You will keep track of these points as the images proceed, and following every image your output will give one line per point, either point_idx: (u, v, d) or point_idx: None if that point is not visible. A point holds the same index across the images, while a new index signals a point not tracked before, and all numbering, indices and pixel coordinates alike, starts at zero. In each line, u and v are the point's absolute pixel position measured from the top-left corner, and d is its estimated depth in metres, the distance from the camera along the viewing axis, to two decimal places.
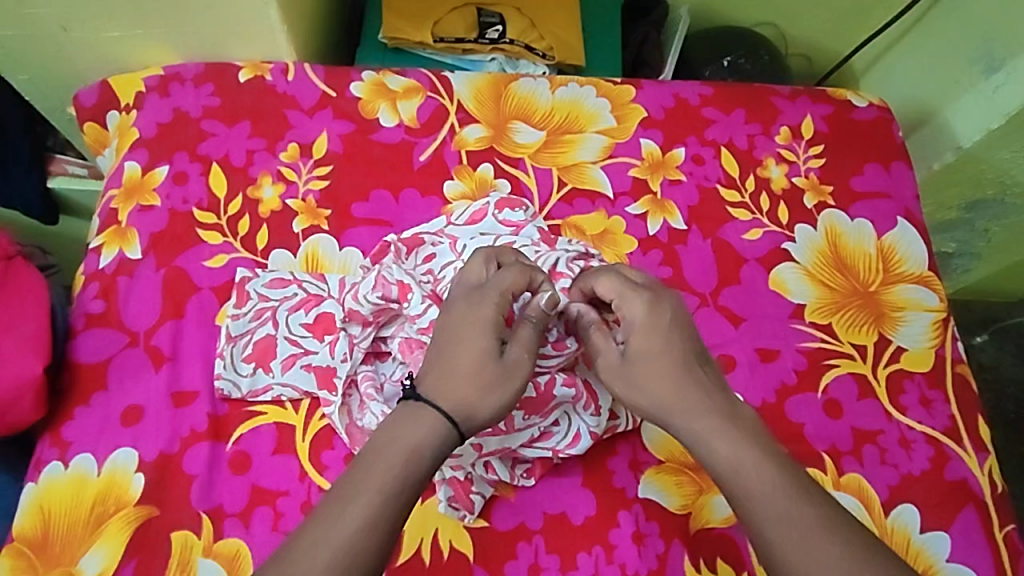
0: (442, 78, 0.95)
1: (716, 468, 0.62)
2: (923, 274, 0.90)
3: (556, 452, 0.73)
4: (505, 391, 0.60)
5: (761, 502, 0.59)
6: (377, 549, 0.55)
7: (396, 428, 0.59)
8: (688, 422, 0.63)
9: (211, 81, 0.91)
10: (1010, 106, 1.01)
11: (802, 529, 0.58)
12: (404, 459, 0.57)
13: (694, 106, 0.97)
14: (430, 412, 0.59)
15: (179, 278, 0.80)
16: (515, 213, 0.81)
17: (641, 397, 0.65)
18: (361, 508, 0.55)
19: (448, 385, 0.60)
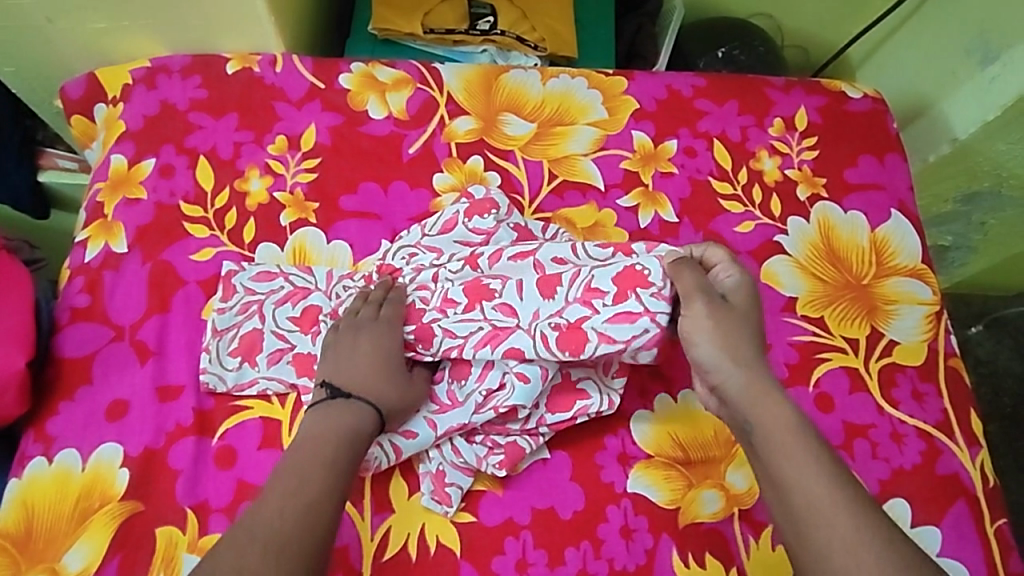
0: (433, 70, 0.94)
1: (768, 428, 0.64)
2: (917, 266, 0.90)
3: (500, 411, 0.72)
4: (411, 399, 0.71)
5: (810, 476, 0.61)
6: (330, 517, 0.61)
7: (331, 416, 0.66)
8: (755, 384, 0.66)
9: (198, 73, 0.90)
10: (1006, 97, 1.00)
11: (844, 512, 0.60)
12: (345, 440, 0.65)
13: (686, 98, 0.97)
14: (358, 406, 0.67)
15: (165, 272, 0.79)
16: (483, 220, 0.80)
17: (721, 345, 0.67)
18: (312, 480, 0.62)
19: (371, 389, 0.68)
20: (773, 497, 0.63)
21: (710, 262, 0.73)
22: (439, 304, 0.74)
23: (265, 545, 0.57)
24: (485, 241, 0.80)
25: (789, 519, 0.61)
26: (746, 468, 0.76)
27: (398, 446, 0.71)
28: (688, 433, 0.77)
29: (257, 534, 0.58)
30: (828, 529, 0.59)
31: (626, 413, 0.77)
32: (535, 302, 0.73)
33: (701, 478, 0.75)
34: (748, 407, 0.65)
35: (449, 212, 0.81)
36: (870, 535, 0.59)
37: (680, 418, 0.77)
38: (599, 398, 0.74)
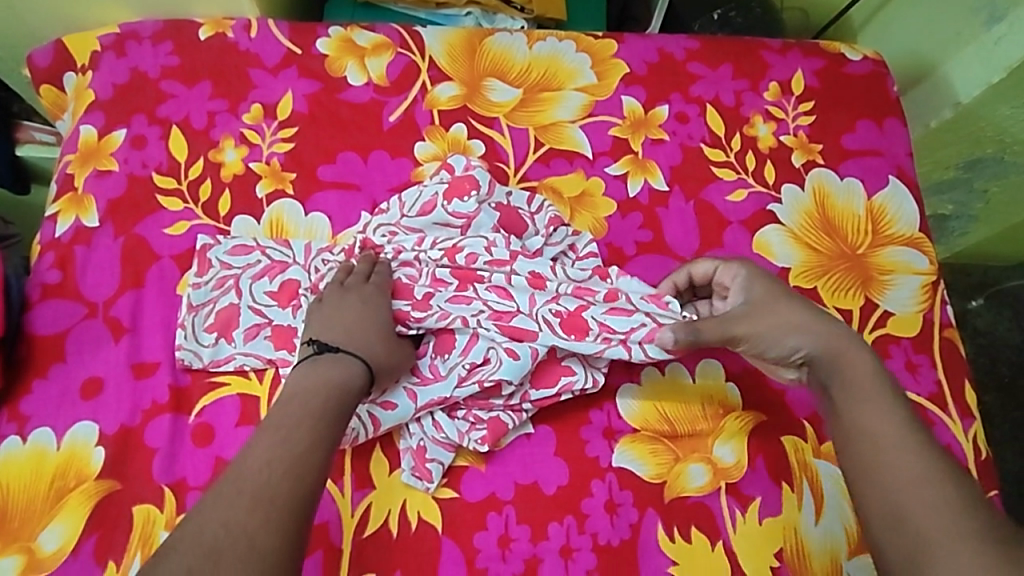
0: (414, 34, 0.90)
1: (853, 385, 0.66)
2: (914, 235, 0.87)
3: (484, 385, 0.70)
4: (397, 360, 0.69)
5: (886, 423, 0.64)
6: (319, 469, 0.59)
7: (320, 369, 0.64)
8: (835, 345, 0.68)
9: (169, 39, 0.86)
10: (1012, 58, 0.96)
11: (916, 455, 0.62)
12: (334, 392, 0.63)
13: (679, 61, 0.93)
14: (347, 359, 0.65)
15: (138, 247, 0.77)
16: (464, 204, 0.76)
17: (786, 330, 0.68)
18: (300, 433, 0.60)
19: (360, 344, 0.67)
20: (846, 443, 0.65)
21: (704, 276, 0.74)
22: (429, 283, 0.73)
23: (254, 498, 0.56)
24: (465, 225, 0.77)
25: (861, 462, 0.63)
26: (735, 441, 0.74)
27: (377, 418, 0.69)
28: (675, 406, 0.75)
29: (244, 489, 0.56)
30: (900, 470, 0.61)
31: (612, 387, 0.76)
32: (527, 292, 0.72)
33: (688, 452, 0.74)
34: (830, 364, 0.67)
35: (428, 194, 0.78)
36: (940, 477, 0.60)
37: (668, 391, 0.76)
38: (584, 375, 0.73)
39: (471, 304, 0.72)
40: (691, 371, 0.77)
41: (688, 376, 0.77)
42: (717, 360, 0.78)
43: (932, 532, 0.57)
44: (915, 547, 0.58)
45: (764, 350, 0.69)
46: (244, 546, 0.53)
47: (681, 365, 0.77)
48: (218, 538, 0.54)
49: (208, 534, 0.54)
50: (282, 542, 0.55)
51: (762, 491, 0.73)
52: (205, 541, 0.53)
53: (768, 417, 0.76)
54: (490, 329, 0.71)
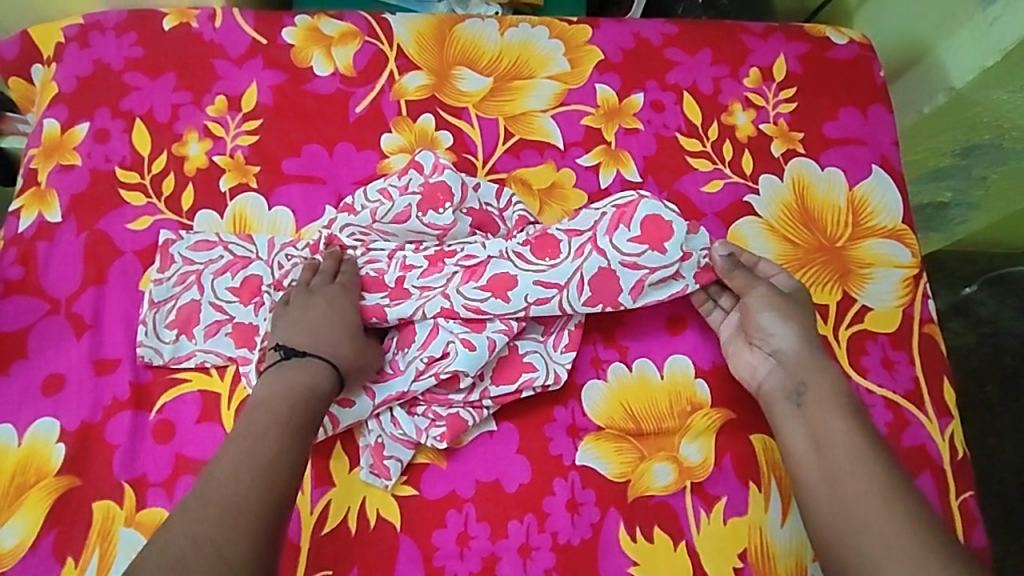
0: (382, 22, 0.88)
1: (813, 393, 0.69)
2: (897, 227, 0.84)
3: (441, 377, 0.70)
4: (368, 357, 0.69)
5: (849, 432, 0.66)
6: (288, 476, 0.59)
7: (288, 375, 0.64)
8: (800, 348, 0.71)
9: (133, 30, 0.85)
10: (1006, 41, 0.92)
11: (878, 469, 0.64)
12: (302, 396, 0.63)
13: (656, 47, 0.90)
14: (315, 363, 0.65)
15: (100, 242, 0.76)
16: (440, 216, 0.75)
17: (775, 320, 0.72)
18: (267, 441, 0.60)
19: (330, 342, 0.67)
20: (805, 455, 0.67)
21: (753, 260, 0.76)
22: (399, 270, 0.73)
23: (223, 509, 0.55)
24: (442, 236, 0.75)
25: (821, 474, 0.65)
26: (702, 439, 0.73)
27: (335, 417, 0.69)
28: (642, 404, 0.74)
29: (212, 499, 0.56)
30: (859, 483, 0.63)
31: (578, 383, 0.75)
32: (497, 243, 0.73)
33: (654, 450, 0.73)
34: (798, 368, 0.70)
35: (401, 204, 0.76)
36: (895, 489, 0.63)
37: (635, 388, 0.75)
38: (545, 371, 0.73)
39: (444, 272, 0.72)
40: (660, 368, 0.75)
41: (656, 373, 0.75)
42: (685, 356, 0.76)
43: (893, 540, 0.59)
44: (875, 553, 0.59)
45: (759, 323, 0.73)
46: (209, 552, 0.53)
47: (648, 361, 0.76)
48: (186, 549, 0.53)
49: (175, 548, 0.53)
50: (252, 551, 0.54)
51: (728, 491, 0.71)
52: (172, 553, 0.53)
53: (738, 415, 0.74)
54: (450, 324, 0.71)
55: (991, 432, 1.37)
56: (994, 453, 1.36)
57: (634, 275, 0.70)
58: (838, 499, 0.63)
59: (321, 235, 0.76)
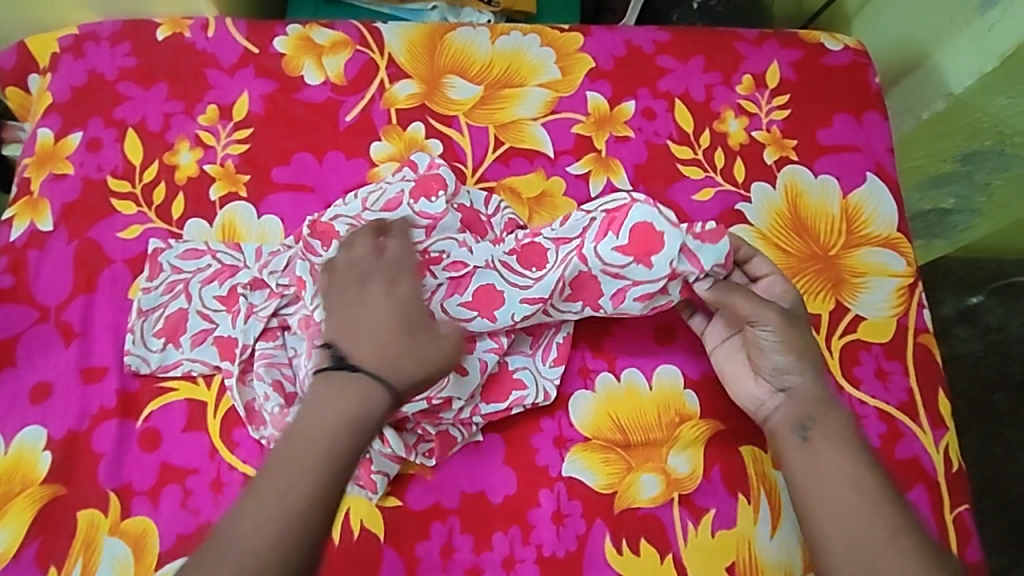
0: (374, 30, 0.89)
1: (824, 428, 0.66)
2: (892, 235, 0.83)
3: (434, 402, 0.68)
4: (437, 356, 0.61)
5: (862, 472, 0.64)
6: (317, 527, 0.56)
7: (335, 399, 0.58)
8: (809, 384, 0.68)
9: (127, 40, 0.86)
10: (1006, 46, 0.91)
11: (890, 513, 0.62)
12: (343, 432, 0.58)
13: (647, 54, 0.89)
14: (363, 380, 0.59)
15: (91, 250, 0.77)
16: (431, 204, 0.74)
17: (784, 351, 0.68)
18: (300, 487, 0.56)
19: (387, 346, 0.59)
20: (817, 492, 0.64)
21: (758, 272, 0.73)
22: None
23: (273, 539, 0.55)
24: (430, 226, 0.73)
25: (831, 513, 0.63)
26: (690, 451, 0.72)
27: None
28: (630, 415, 0.73)
29: (260, 526, 0.55)
30: (869, 527, 0.62)
31: (565, 394, 0.74)
32: (485, 250, 0.73)
33: (642, 462, 0.72)
34: (808, 403, 0.67)
35: (394, 191, 0.75)
36: (907, 534, 0.62)
37: (623, 399, 0.74)
38: (535, 389, 0.72)
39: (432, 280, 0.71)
40: (648, 379, 0.75)
41: (644, 384, 0.75)
42: (675, 365, 0.75)
43: None
44: None
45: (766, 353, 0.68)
46: None
47: (637, 371, 0.75)
48: None
49: None
50: None
51: (716, 503, 0.70)
52: None
53: (727, 426, 0.73)
54: None
55: (998, 441, 1.35)
56: (1002, 462, 1.34)
57: (616, 283, 0.70)
58: (852, 546, 0.61)
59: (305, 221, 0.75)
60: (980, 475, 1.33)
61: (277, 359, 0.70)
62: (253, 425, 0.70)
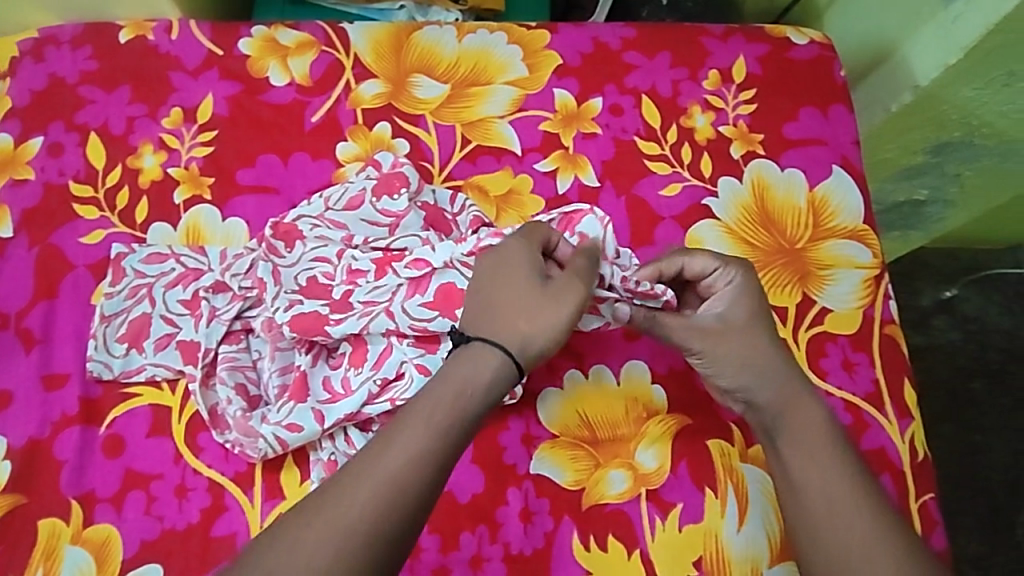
0: (339, 30, 0.88)
1: (792, 432, 0.66)
2: (858, 228, 0.84)
3: (396, 403, 0.69)
4: (556, 312, 0.62)
5: (833, 477, 0.63)
6: (420, 491, 0.56)
7: (462, 369, 0.60)
8: (769, 394, 0.66)
9: (89, 43, 0.85)
10: (968, 38, 0.91)
11: (864, 518, 0.62)
12: (454, 396, 0.59)
13: (614, 51, 0.89)
14: (485, 349, 0.61)
15: (53, 257, 0.77)
16: (393, 202, 0.76)
17: (734, 364, 0.67)
18: (405, 448, 0.57)
19: (509, 317, 0.62)
20: (791, 497, 0.64)
21: (696, 272, 0.71)
22: (346, 281, 0.72)
23: (371, 500, 0.55)
24: (393, 224, 0.76)
25: (807, 518, 0.63)
26: (658, 446, 0.72)
27: (283, 439, 0.68)
28: (598, 411, 0.73)
29: (368, 481, 0.55)
30: (847, 529, 0.62)
31: (533, 392, 0.74)
32: (447, 250, 0.71)
33: (609, 458, 0.72)
34: (773, 411, 0.66)
35: (355, 188, 0.77)
36: (883, 537, 0.61)
37: (591, 395, 0.74)
38: None
39: (390, 283, 0.71)
40: (616, 374, 0.75)
41: (612, 379, 0.75)
42: (643, 360, 0.75)
43: None
44: None
45: (714, 371, 0.68)
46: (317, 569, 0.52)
47: (605, 368, 0.75)
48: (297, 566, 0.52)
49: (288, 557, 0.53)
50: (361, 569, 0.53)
51: (683, 497, 0.71)
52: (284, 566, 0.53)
53: (694, 420, 0.74)
54: (404, 346, 0.70)
55: (977, 430, 1.36)
56: (981, 450, 1.35)
57: None
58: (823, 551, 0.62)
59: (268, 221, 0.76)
60: (960, 464, 1.34)
61: (239, 362, 0.72)
62: (217, 429, 0.70)
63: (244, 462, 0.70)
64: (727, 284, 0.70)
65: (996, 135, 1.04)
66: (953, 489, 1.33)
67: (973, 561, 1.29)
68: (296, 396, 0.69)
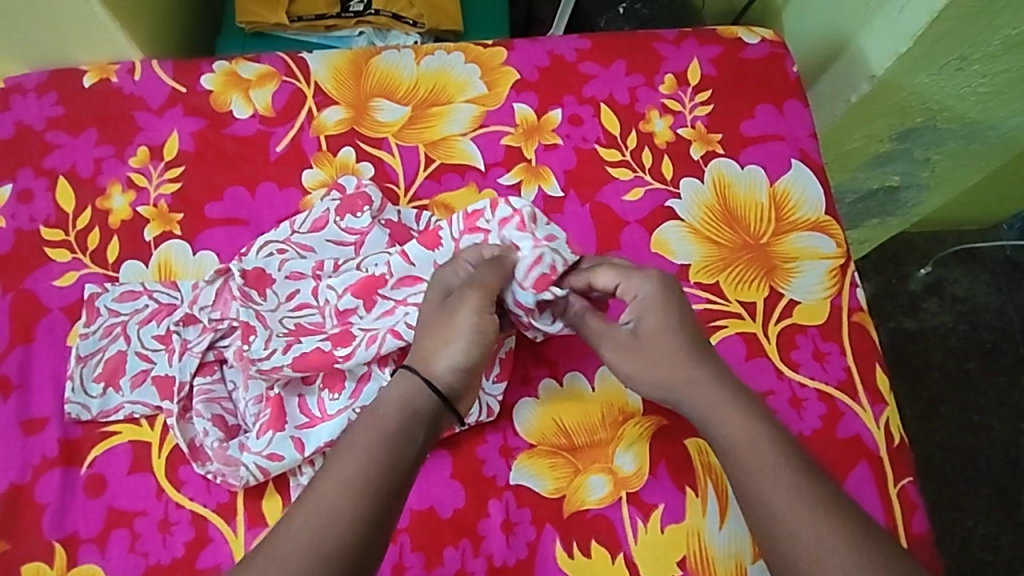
0: (299, 60, 0.89)
1: (728, 433, 0.66)
2: (821, 219, 0.85)
3: None
4: (452, 330, 0.67)
5: (774, 473, 0.64)
6: (352, 514, 0.59)
7: (385, 392, 0.65)
8: (697, 399, 0.68)
9: (54, 89, 0.86)
10: (915, 26, 0.91)
11: (813, 508, 0.62)
12: (375, 426, 0.63)
13: (570, 62, 0.91)
14: (404, 375, 0.66)
15: (28, 302, 0.77)
16: (357, 220, 0.78)
17: (652, 371, 0.69)
18: (335, 476, 0.61)
19: (419, 341, 0.68)
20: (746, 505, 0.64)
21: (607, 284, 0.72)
22: (337, 320, 0.74)
23: (303, 525, 0.59)
24: (359, 241, 0.78)
25: (760, 525, 0.63)
26: (636, 448, 0.73)
27: (263, 468, 0.69)
28: (574, 418, 0.74)
29: (302, 508, 0.60)
30: (800, 528, 0.62)
31: (509, 403, 0.74)
32: (428, 258, 0.76)
33: (589, 463, 0.72)
34: (703, 416, 0.68)
35: (319, 210, 0.79)
36: (834, 526, 0.61)
37: (566, 402, 0.75)
38: (478, 406, 0.72)
39: (396, 312, 0.73)
40: (591, 380, 0.75)
41: (588, 385, 0.75)
42: None
43: None
44: None
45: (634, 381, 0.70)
46: None
47: (580, 374, 0.76)
48: None
49: None
50: None
51: (664, 498, 0.71)
52: None
53: (670, 421, 0.74)
54: (384, 372, 0.72)
55: (975, 410, 1.37)
56: (981, 431, 1.35)
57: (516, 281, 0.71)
58: (778, 547, 0.62)
59: (232, 265, 0.76)
60: (962, 446, 1.34)
61: (215, 394, 0.73)
62: (197, 461, 0.71)
63: (227, 492, 0.70)
64: (632, 297, 0.71)
65: (958, 119, 1.05)
66: (957, 471, 1.33)
67: (982, 542, 1.29)
68: (273, 425, 0.70)
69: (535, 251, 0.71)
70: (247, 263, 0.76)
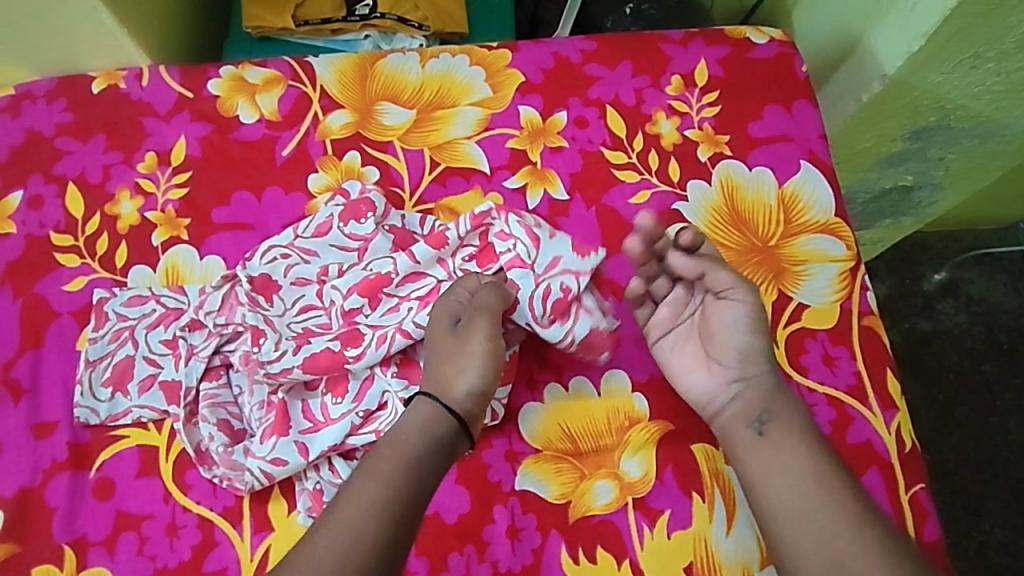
0: (304, 64, 0.89)
1: (778, 418, 0.69)
2: (830, 221, 0.84)
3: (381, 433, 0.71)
4: (468, 357, 0.67)
5: (816, 460, 0.67)
6: (373, 538, 0.60)
7: (403, 419, 0.66)
8: (755, 378, 0.71)
9: (63, 96, 0.87)
10: (928, 24, 0.90)
11: (850, 501, 0.65)
12: (391, 452, 0.64)
13: (576, 64, 0.90)
14: (425, 403, 0.66)
15: (38, 306, 0.78)
16: (361, 225, 0.78)
17: (750, 326, 0.72)
18: (354, 500, 0.62)
19: (434, 368, 0.68)
20: (787, 486, 0.66)
21: (707, 259, 0.78)
22: (342, 321, 0.75)
23: (329, 545, 0.60)
24: (362, 248, 0.78)
25: (798, 506, 0.65)
26: (642, 454, 0.72)
27: (269, 472, 0.69)
28: (580, 423, 0.73)
29: (326, 528, 0.61)
30: (837, 518, 0.64)
31: (515, 408, 0.74)
32: (433, 254, 0.76)
33: (594, 469, 0.72)
34: (762, 397, 0.70)
35: (322, 216, 0.79)
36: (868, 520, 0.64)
37: (571, 407, 0.74)
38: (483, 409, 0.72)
39: (400, 310, 0.74)
40: (596, 385, 0.75)
41: (593, 390, 0.75)
42: (622, 370, 0.76)
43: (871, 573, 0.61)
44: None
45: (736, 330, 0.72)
46: None
47: (585, 379, 0.75)
48: None
49: None
50: None
51: (671, 503, 0.71)
52: None
53: (676, 426, 0.74)
54: (386, 375, 0.73)
55: (992, 413, 1.34)
56: (998, 433, 1.33)
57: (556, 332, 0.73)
58: (816, 534, 0.64)
59: (238, 270, 0.76)
60: (978, 449, 1.32)
61: (220, 399, 0.73)
62: (204, 465, 0.71)
63: (233, 496, 0.71)
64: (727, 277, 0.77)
65: (973, 117, 1.03)
66: (973, 475, 1.31)
67: (998, 547, 1.27)
68: (277, 431, 0.70)
69: (540, 287, 0.73)
70: (251, 270, 0.77)
